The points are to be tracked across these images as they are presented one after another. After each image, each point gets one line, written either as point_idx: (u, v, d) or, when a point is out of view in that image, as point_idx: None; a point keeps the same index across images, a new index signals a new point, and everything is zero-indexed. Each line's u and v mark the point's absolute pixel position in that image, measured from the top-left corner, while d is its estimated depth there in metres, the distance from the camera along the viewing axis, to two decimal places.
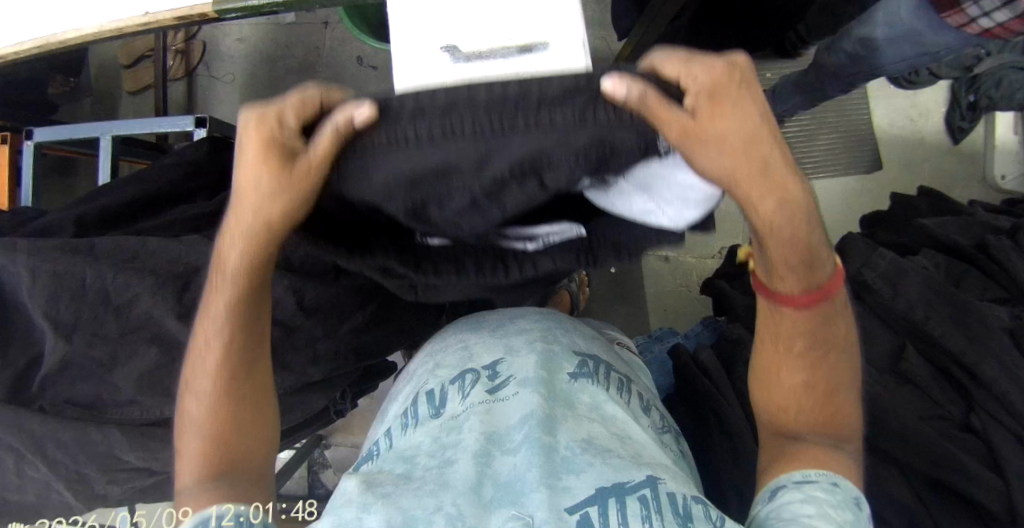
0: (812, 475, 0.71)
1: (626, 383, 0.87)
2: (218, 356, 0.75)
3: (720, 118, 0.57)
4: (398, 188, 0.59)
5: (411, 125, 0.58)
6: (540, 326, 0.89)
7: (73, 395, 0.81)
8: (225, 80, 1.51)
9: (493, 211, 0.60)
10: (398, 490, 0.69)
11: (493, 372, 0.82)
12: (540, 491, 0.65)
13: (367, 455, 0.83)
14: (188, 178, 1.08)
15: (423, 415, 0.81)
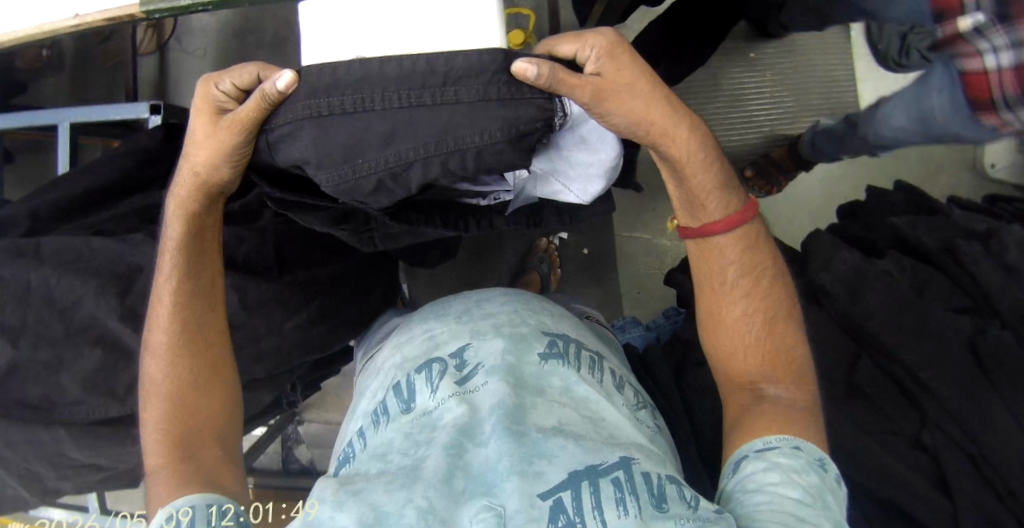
0: (774, 441, 0.71)
1: (597, 362, 0.82)
2: (168, 360, 0.77)
3: (622, 71, 0.66)
4: (317, 157, 0.62)
5: (326, 98, 0.61)
6: (509, 308, 0.83)
7: (22, 395, 0.82)
8: (196, 55, 1.42)
9: (399, 192, 0.64)
10: (371, 486, 0.66)
11: (461, 361, 0.76)
12: (511, 481, 0.63)
13: (342, 458, 0.77)
14: (143, 166, 1.03)
15: (392, 409, 0.75)
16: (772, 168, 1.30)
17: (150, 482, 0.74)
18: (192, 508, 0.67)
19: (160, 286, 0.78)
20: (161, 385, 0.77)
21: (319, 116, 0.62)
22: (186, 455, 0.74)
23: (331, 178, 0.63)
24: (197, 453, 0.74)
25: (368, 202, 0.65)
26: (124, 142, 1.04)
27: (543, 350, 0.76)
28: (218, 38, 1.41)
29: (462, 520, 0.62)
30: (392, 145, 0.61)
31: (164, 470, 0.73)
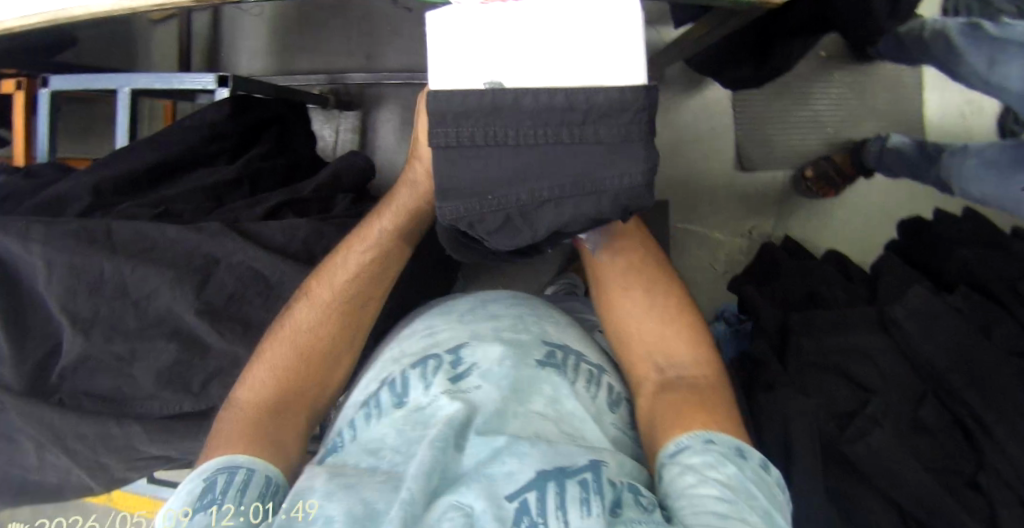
0: (686, 441, 0.68)
1: (598, 374, 0.79)
2: (314, 318, 0.76)
3: None
4: (452, 191, 0.60)
5: (455, 128, 0.59)
6: (511, 313, 0.83)
7: (92, 386, 0.81)
8: (252, 13, 1.30)
9: (525, 232, 0.61)
10: (359, 481, 0.63)
11: (457, 358, 0.76)
12: (480, 483, 0.61)
13: (330, 448, 0.74)
14: (208, 141, 0.98)
15: (384, 402, 0.74)
16: (832, 172, 1.25)
17: (225, 417, 0.70)
18: (250, 472, 0.64)
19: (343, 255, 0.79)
20: (298, 334, 0.76)
21: (447, 146, 0.59)
22: (276, 413, 0.71)
23: (455, 209, 0.61)
24: (284, 414, 0.71)
25: (488, 236, 0.62)
26: (190, 117, 0.99)
27: (540, 357, 0.76)
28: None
29: (431, 517, 0.59)
30: (524, 183, 0.59)
31: (244, 414, 0.70)
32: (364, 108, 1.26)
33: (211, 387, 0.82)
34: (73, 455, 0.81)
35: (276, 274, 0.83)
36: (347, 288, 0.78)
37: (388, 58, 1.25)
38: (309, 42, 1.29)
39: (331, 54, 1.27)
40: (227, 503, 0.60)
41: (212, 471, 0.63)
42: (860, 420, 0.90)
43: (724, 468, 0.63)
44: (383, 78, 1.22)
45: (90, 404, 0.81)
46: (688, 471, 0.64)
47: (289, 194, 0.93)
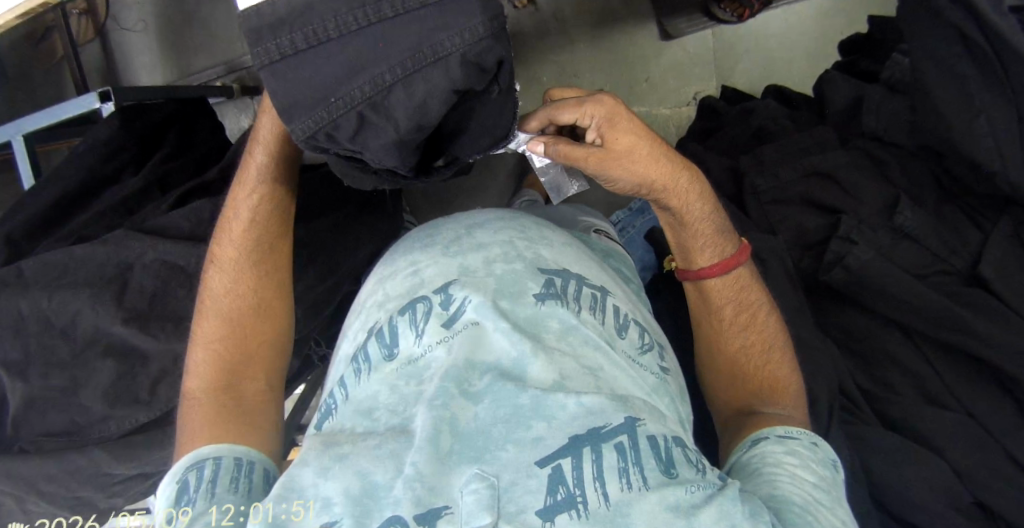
0: (794, 432, 0.70)
1: (602, 298, 0.74)
2: (230, 275, 0.75)
3: (622, 133, 0.70)
4: (301, 108, 0.56)
5: (274, 41, 0.55)
6: (500, 239, 0.77)
7: (47, 426, 0.80)
8: (137, 29, 1.37)
9: (386, 126, 0.56)
10: (354, 452, 0.62)
11: (446, 298, 0.70)
12: (506, 450, 0.59)
13: (324, 412, 0.73)
14: (106, 159, 0.97)
15: (374, 357, 0.69)
16: None
17: (186, 406, 0.72)
18: (217, 461, 0.65)
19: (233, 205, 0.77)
20: (222, 305, 0.75)
21: (273, 62, 0.55)
22: (230, 388, 0.72)
23: (304, 127, 0.56)
24: (240, 386, 0.73)
25: (356, 144, 0.58)
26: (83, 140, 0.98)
27: (539, 289, 0.70)
28: (153, 8, 1.35)
29: (448, 488, 0.57)
30: (363, 74, 0.55)
31: (203, 399, 0.71)
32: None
33: (161, 389, 0.81)
34: (48, 498, 0.80)
35: (193, 261, 0.84)
36: (249, 233, 0.76)
37: None
38: (204, 38, 1.33)
39: (225, 44, 1.32)
40: (200, 498, 0.61)
41: (183, 470, 0.65)
42: (835, 243, 0.84)
43: (821, 467, 0.66)
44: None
45: (51, 443, 0.81)
46: (794, 455, 0.67)
47: (195, 181, 0.95)
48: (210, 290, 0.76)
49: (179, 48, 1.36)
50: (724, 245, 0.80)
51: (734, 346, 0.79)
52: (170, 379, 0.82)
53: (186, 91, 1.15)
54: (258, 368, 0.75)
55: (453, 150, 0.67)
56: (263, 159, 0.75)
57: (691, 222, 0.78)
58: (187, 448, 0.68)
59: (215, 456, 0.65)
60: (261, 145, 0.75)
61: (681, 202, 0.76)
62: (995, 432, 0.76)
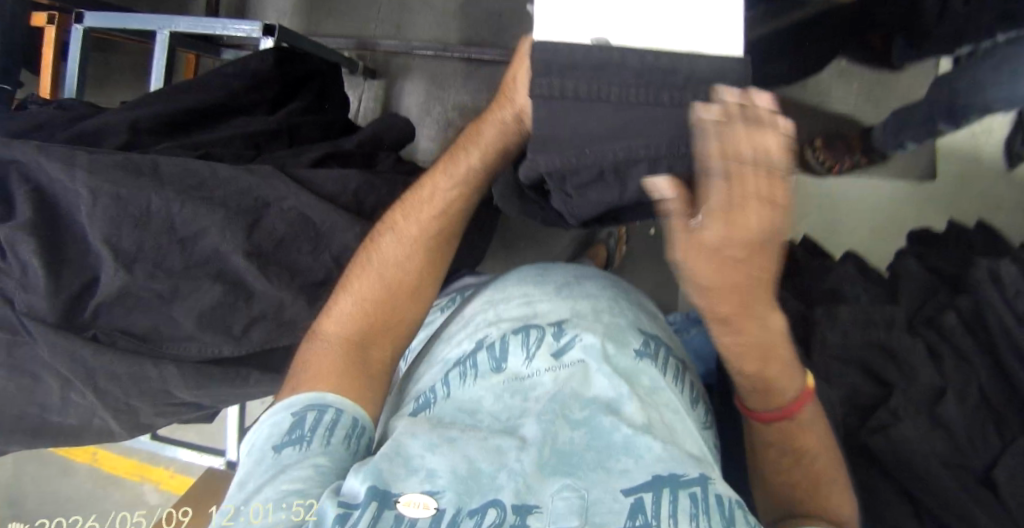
0: None
1: (683, 371, 0.78)
2: (403, 250, 0.74)
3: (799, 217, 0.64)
4: (555, 147, 0.61)
5: (557, 78, 0.59)
6: (607, 294, 0.82)
7: (129, 325, 0.80)
8: None
9: (615, 187, 0.63)
10: (463, 437, 0.64)
11: (559, 331, 0.74)
12: (595, 473, 0.61)
13: (421, 403, 0.73)
14: (250, 89, 1.01)
15: (481, 365, 0.73)
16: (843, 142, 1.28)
17: (318, 343, 0.73)
18: (339, 413, 0.66)
19: (434, 182, 0.74)
20: (385, 271, 0.74)
21: (550, 97, 0.59)
22: (362, 348, 0.72)
23: (549, 162, 0.62)
24: (368, 352, 0.72)
25: (576, 191, 0.64)
26: (232, 63, 1.01)
27: (638, 346, 0.74)
28: None
29: (541, 491, 0.59)
30: (622, 141, 0.60)
31: (335, 343, 0.72)
32: (390, 76, 1.39)
33: (254, 331, 0.83)
34: (102, 395, 0.80)
35: (327, 222, 0.85)
36: (434, 222, 0.74)
37: (418, 26, 1.37)
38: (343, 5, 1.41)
39: (360, 21, 1.40)
40: (314, 442, 0.64)
41: (303, 406, 0.67)
42: (882, 414, 0.94)
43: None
44: (415, 49, 1.36)
45: (125, 342, 0.81)
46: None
47: (334, 146, 0.96)
48: (375, 248, 0.75)
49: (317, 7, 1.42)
50: (784, 391, 0.67)
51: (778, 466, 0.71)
52: (265, 324, 0.84)
53: (325, 53, 1.21)
54: (388, 339, 0.74)
55: (628, 217, 0.72)
56: (478, 158, 0.71)
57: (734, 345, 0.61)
58: (306, 384, 0.70)
59: (333, 408, 0.67)
60: (481, 147, 0.71)
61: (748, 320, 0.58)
62: None
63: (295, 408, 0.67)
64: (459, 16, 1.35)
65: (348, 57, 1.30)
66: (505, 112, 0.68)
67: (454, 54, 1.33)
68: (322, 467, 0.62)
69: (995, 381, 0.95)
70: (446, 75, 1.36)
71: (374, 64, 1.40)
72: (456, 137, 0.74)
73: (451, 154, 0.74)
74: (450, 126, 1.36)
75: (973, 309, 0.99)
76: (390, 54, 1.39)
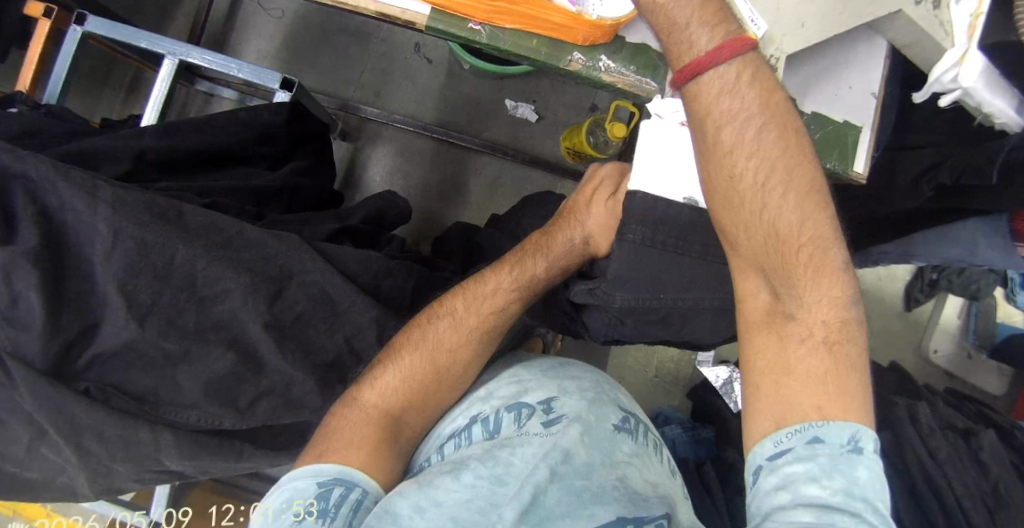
0: (786, 438, 0.56)
1: (662, 447, 0.83)
2: (453, 337, 0.73)
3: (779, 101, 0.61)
4: (631, 286, 0.66)
5: (648, 228, 0.65)
6: (591, 376, 0.86)
7: (126, 381, 0.73)
8: (274, 15, 1.33)
9: (672, 326, 0.69)
10: (449, 496, 0.66)
11: (548, 407, 0.78)
12: (564, 521, 0.65)
13: (416, 468, 0.77)
14: (258, 141, 0.96)
15: (476, 436, 0.77)
16: None
17: (348, 412, 0.70)
18: (364, 493, 0.65)
19: (493, 278, 0.75)
20: (437, 356, 0.73)
21: (640, 243, 0.65)
22: (394, 432, 0.70)
23: (625, 299, 0.67)
24: (400, 435, 0.70)
25: (635, 323, 0.69)
26: (246, 109, 0.96)
27: (617, 419, 0.79)
28: (301, 5, 1.33)
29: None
30: (690, 292, 0.66)
31: (365, 417, 0.70)
32: (358, 141, 1.32)
33: (260, 406, 0.77)
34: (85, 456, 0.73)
35: (347, 301, 0.81)
36: (492, 313, 0.74)
37: (398, 99, 1.33)
38: (324, 58, 1.33)
39: (340, 80, 1.33)
40: (339, 520, 0.62)
41: (330, 478, 0.65)
42: None
43: (829, 485, 0.53)
44: (396, 120, 1.31)
45: (119, 401, 0.74)
46: (788, 489, 0.55)
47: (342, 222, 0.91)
48: (421, 324, 0.74)
49: (299, 55, 1.32)
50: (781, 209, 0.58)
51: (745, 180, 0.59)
52: (272, 399, 0.78)
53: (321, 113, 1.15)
54: (421, 421, 0.72)
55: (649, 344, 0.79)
56: (543, 266, 0.74)
57: (706, 111, 0.59)
58: (326, 450, 0.68)
59: (355, 491, 0.65)
60: (547, 258, 0.74)
61: (721, 88, 0.59)
62: None
63: (313, 477, 0.65)
64: (439, 96, 1.33)
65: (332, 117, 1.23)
66: (575, 233, 0.74)
67: (431, 134, 1.31)
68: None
69: (904, 498, 1.10)
70: (415, 152, 1.32)
71: (346, 127, 1.32)
72: (523, 243, 0.76)
73: (518, 255, 0.76)
74: (412, 204, 1.32)
75: (889, 440, 1.16)
76: (365, 120, 1.32)
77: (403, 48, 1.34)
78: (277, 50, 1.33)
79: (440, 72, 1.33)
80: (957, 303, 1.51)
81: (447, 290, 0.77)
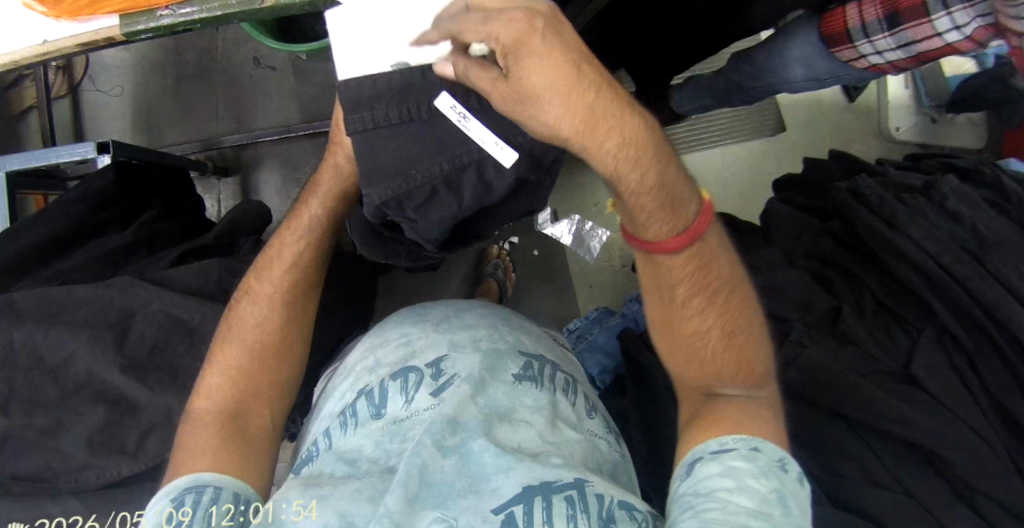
0: (729, 443, 0.64)
1: (572, 383, 0.76)
2: (264, 308, 0.76)
3: (552, 90, 0.52)
4: (382, 176, 0.62)
5: (369, 111, 0.61)
6: (487, 321, 0.77)
7: (17, 469, 0.75)
8: (113, 93, 1.35)
9: (451, 200, 0.64)
10: (336, 490, 0.61)
11: (438, 370, 0.69)
12: (466, 498, 0.59)
13: (306, 458, 0.71)
14: (96, 210, 0.93)
15: (362, 414, 0.69)
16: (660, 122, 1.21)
17: (192, 426, 0.71)
18: (218, 491, 0.63)
19: (285, 241, 0.78)
20: (247, 333, 0.75)
21: (365, 129, 0.61)
22: (237, 419, 0.71)
23: (381, 193, 0.62)
24: (246, 418, 0.72)
25: (417, 213, 0.64)
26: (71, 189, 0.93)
27: (518, 369, 0.71)
28: (135, 72, 1.34)
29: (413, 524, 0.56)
30: (439, 154, 0.62)
31: (208, 419, 0.70)
32: (241, 170, 1.31)
33: (149, 443, 0.77)
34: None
35: (197, 316, 0.82)
36: (288, 275, 0.77)
37: (260, 116, 1.32)
38: (179, 111, 1.34)
39: (200, 123, 1.33)
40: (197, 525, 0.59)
41: (181, 491, 0.63)
42: (788, 345, 0.90)
43: (761, 485, 0.59)
44: (260, 136, 1.29)
45: (19, 488, 0.76)
46: (731, 476, 0.59)
47: (191, 242, 0.93)
48: (240, 310, 0.77)
49: (154, 119, 1.34)
50: (687, 210, 0.66)
51: (674, 278, 0.69)
52: (160, 432, 0.78)
53: (174, 158, 1.12)
54: (266, 397, 0.74)
55: (484, 228, 0.72)
56: (320, 207, 0.76)
57: (655, 216, 0.64)
58: (185, 468, 0.66)
59: (212, 497, 0.62)
60: (320, 196, 0.76)
61: (598, 130, 0.54)
62: (930, 508, 0.79)
63: (164, 497, 0.63)
64: (296, 96, 1.31)
65: (195, 160, 1.20)
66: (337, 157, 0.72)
67: (299, 133, 1.27)
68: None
69: (882, 281, 0.94)
70: (297, 156, 1.30)
71: (224, 162, 1.31)
72: (301, 191, 0.78)
73: (296, 208, 0.78)
74: None
75: (845, 228, 0.99)
76: (239, 148, 1.31)
77: (245, 66, 1.32)
78: (133, 124, 1.34)
79: (288, 74, 1.31)
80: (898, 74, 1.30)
81: (257, 262, 0.80)
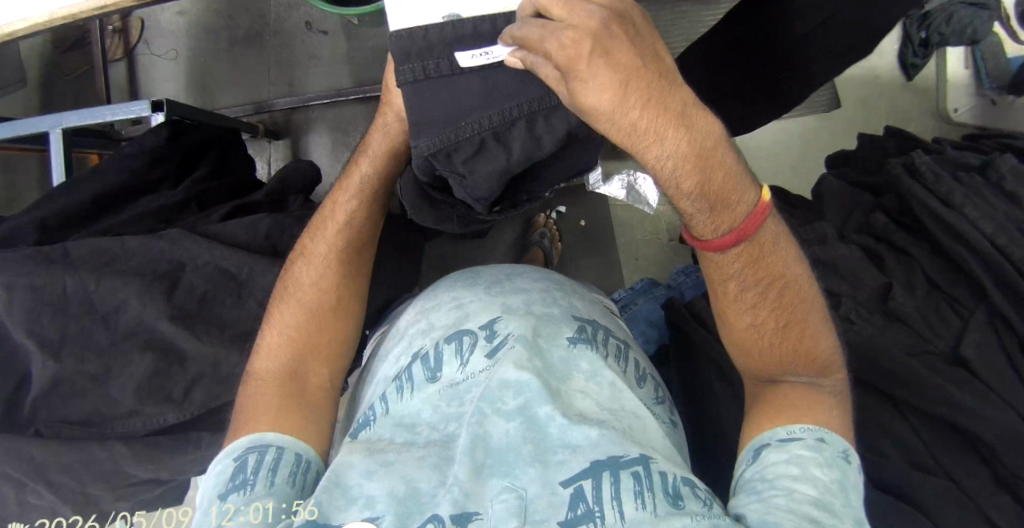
0: (797, 432, 0.63)
1: (625, 349, 0.71)
2: (319, 269, 0.76)
3: (626, 106, 0.55)
4: (433, 127, 0.62)
5: (420, 62, 0.61)
6: (538, 285, 0.72)
7: (68, 413, 0.78)
8: (167, 57, 1.37)
9: (501, 154, 0.63)
10: (401, 457, 0.59)
11: (492, 332, 0.66)
12: (534, 466, 0.56)
13: (362, 422, 0.67)
14: (151, 165, 0.95)
15: (417, 378, 0.65)
16: None
17: (251, 386, 0.70)
18: (280, 451, 0.63)
19: (338, 202, 0.78)
20: (303, 293, 0.75)
21: (415, 80, 0.61)
22: (296, 377, 0.71)
23: (429, 144, 0.62)
24: (303, 376, 0.71)
25: (467, 167, 0.63)
26: (129, 142, 0.95)
27: (571, 332, 0.67)
28: (189, 37, 1.36)
29: (482, 495, 0.55)
30: (490, 106, 0.61)
31: (267, 379, 0.70)
32: (292, 133, 1.33)
33: (195, 392, 0.80)
34: (47, 520, 0.83)
35: (246, 270, 0.83)
36: (341, 235, 0.77)
37: (310, 81, 1.33)
38: (232, 75, 1.36)
39: (253, 86, 1.35)
40: (259, 484, 0.60)
41: (244, 449, 0.63)
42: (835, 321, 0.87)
43: (825, 473, 0.59)
44: (312, 99, 1.29)
45: (68, 431, 0.79)
46: (798, 465, 0.59)
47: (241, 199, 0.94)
48: (297, 271, 0.76)
49: (206, 83, 1.36)
50: (738, 207, 0.64)
51: (730, 285, 0.68)
52: (206, 383, 0.80)
53: (225, 121, 1.15)
54: (322, 359, 0.73)
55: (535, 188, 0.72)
56: (371, 167, 0.76)
57: (704, 226, 0.64)
58: (245, 427, 0.66)
59: (270, 455, 0.62)
60: (371, 156, 0.75)
61: (656, 140, 0.57)
62: (971, 494, 0.76)
63: (229, 459, 0.63)
64: (347, 61, 1.31)
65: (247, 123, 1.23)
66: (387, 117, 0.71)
67: (349, 97, 1.26)
68: (269, 509, 0.58)
69: (934, 260, 0.90)
70: (348, 120, 1.30)
71: (276, 126, 1.33)
72: (351, 153, 0.78)
73: (348, 171, 0.78)
74: None
75: (897, 204, 0.95)
76: (290, 111, 1.33)
77: (298, 31, 1.33)
78: (186, 87, 1.37)
79: (340, 38, 1.31)
80: (960, 52, 1.23)
81: (310, 224, 0.79)
